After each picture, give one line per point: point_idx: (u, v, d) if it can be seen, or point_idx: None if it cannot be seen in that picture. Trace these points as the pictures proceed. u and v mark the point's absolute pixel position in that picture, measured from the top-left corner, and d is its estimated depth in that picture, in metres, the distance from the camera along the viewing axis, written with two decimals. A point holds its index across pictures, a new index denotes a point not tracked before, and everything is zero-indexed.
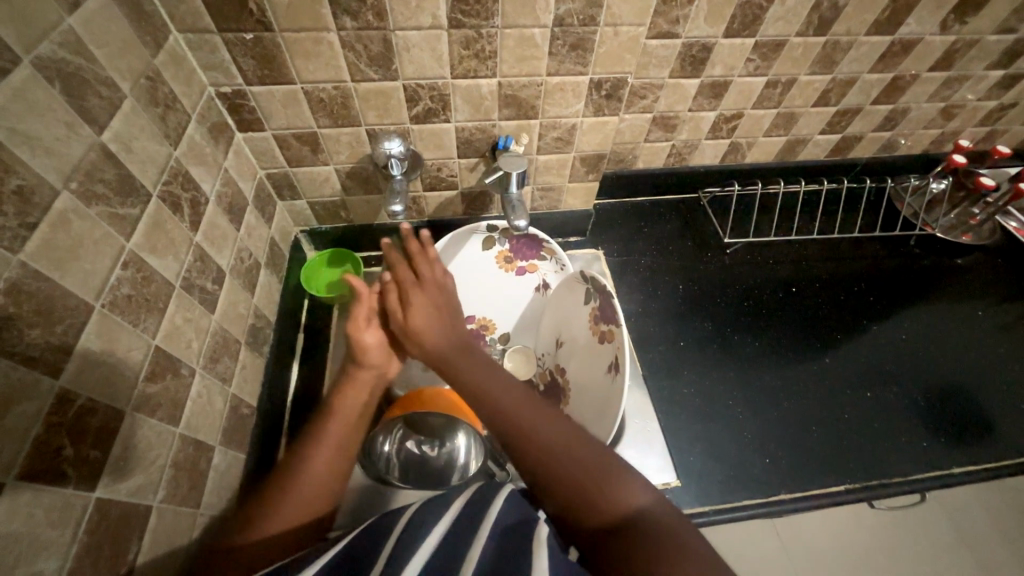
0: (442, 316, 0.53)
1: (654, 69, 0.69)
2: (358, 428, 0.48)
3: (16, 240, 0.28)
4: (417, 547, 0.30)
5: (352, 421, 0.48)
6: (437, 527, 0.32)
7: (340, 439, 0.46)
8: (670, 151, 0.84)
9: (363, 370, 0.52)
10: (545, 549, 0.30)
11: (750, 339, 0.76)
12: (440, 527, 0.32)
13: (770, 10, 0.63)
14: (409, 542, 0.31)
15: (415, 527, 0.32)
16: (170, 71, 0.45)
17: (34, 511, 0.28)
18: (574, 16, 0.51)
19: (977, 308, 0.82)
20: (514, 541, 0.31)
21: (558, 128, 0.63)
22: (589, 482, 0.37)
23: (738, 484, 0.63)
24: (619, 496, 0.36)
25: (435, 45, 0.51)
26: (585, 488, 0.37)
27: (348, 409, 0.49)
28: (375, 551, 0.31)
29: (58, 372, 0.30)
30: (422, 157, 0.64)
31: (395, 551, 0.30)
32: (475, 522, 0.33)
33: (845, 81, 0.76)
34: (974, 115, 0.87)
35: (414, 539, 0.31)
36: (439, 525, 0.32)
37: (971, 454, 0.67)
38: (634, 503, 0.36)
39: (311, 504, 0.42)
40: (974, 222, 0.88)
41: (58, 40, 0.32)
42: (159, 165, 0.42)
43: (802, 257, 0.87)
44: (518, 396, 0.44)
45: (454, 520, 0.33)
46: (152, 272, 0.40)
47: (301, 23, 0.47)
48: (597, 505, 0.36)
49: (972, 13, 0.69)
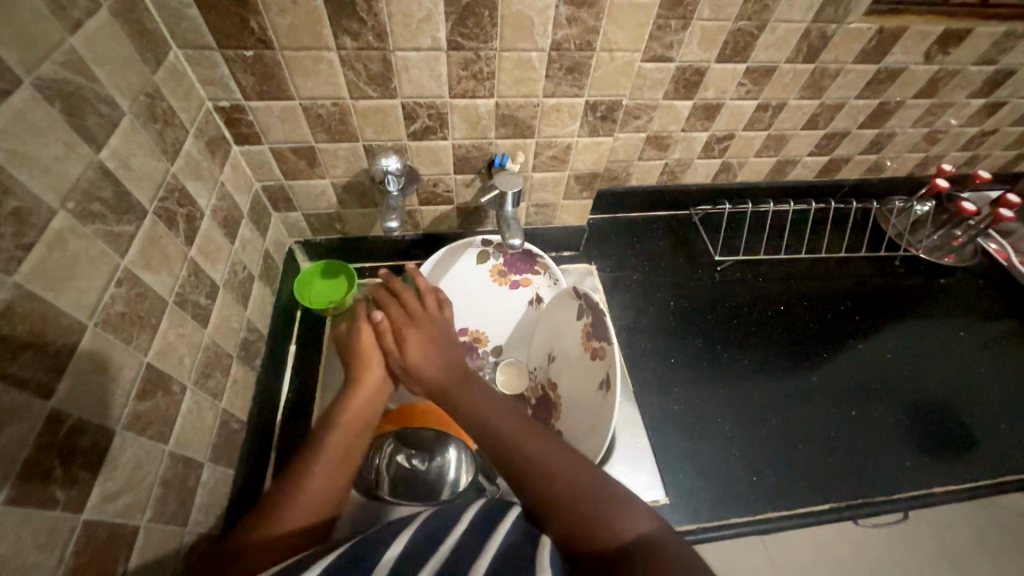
0: (439, 346, 0.55)
1: (648, 91, 0.70)
2: (359, 434, 0.50)
3: (12, 261, 0.28)
4: (425, 553, 0.32)
5: (354, 430, 0.50)
6: (447, 533, 0.34)
7: (346, 448, 0.47)
8: (663, 169, 0.86)
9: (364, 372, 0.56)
10: (549, 569, 0.30)
11: (739, 356, 0.77)
12: (450, 532, 0.34)
13: (762, 38, 0.65)
14: (419, 548, 0.33)
15: (424, 535, 0.34)
16: (168, 87, 0.45)
17: (21, 533, 0.27)
18: (571, 41, 0.52)
19: (959, 328, 0.84)
20: (519, 550, 0.32)
21: (553, 147, 0.64)
22: (594, 508, 0.38)
23: (726, 500, 0.64)
24: (623, 522, 0.37)
25: (434, 65, 0.52)
26: (586, 515, 0.37)
27: (353, 414, 0.51)
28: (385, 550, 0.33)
29: (49, 394, 0.30)
30: (419, 172, 0.64)
31: (405, 553, 0.32)
32: (485, 532, 0.34)
33: (833, 106, 0.78)
34: (956, 140, 0.90)
35: (425, 547, 0.32)
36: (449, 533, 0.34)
37: (952, 472, 0.68)
38: (635, 529, 0.36)
39: (318, 500, 0.43)
40: (956, 243, 0.91)
41: (60, 60, 0.33)
42: (156, 181, 0.42)
43: (791, 275, 0.89)
44: (522, 423, 0.46)
45: (463, 527, 0.35)
46: (146, 288, 0.40)
47: (302, 42, 0.48)
48: (597, 527, 0.36)
49: (954, 45, 0.71)
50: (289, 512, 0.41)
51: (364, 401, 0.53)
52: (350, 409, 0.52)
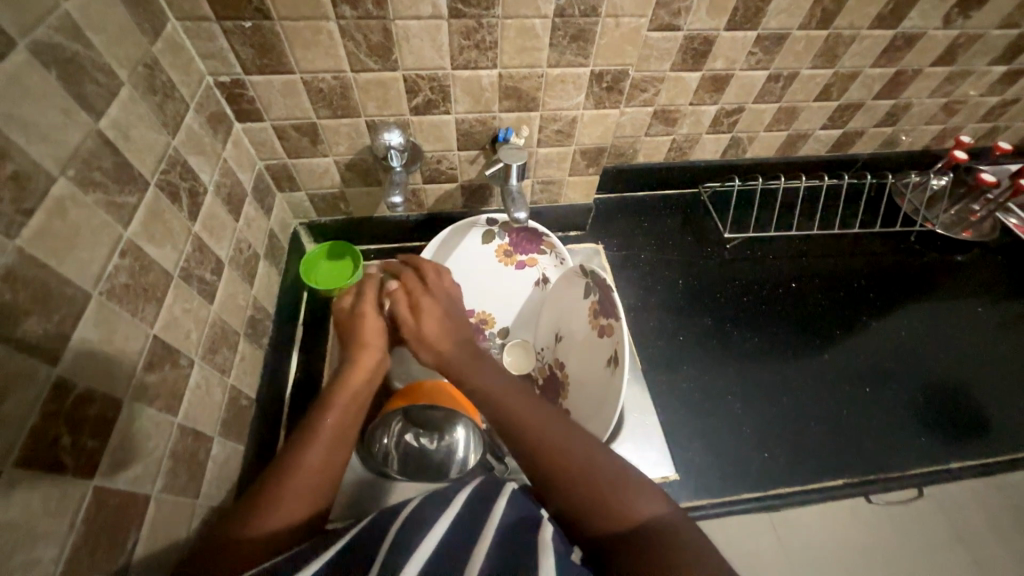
0: (452, 323, 0.56)
1: (655, 62, 0.69)
2: (353, 419, 0.49)
3: (13, 226, 0.28)
4: (419, 540, 0.30)
5: (349, 413, 0.49)
6: (439, 521, 0.33)
7: (339, 432, 0.46)
8: (671, 145, 0.84)
9: (365, 351, 0.55)
10: (551, 548, 0.30)
11: (749, 335, 0.76)
12: (442, 521, 0.33)
13: (773, 3, 0.63)
14: (412, 534, 0.31)
15: (419, 519, 0.33)
16: (167, 59, 0.45)
17: (31, 499, 0.28)
18: (576, 7, 0.50)
19: (976, 305, 0.82)
20: (516, 539, 0.31)
21: (558, 121, 0.63)
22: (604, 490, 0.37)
23: (736, 478, 0.63)
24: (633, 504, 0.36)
25: (435, 35, 0.51)
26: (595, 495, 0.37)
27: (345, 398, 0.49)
28: (376, 548, 0.31)
29: (56, 361, 0.30)
30: (422, 149, 0.64)
31: (398, 543, 0.31)
32: (481, 518, 0.34)
33: (846, 75, 0.76)
34: (975, 111, 0.87)
35: (417, 534, 0.31)
36: (440, 523, 0.33)
37: (966, 449, 0.67)
38: (645, 512, 0.36)
39: (316, 485, 0.42)
40: (974, 217, 0.88)
41: (54, 26, 0.32)
42: (157, 154, 0.42)
43: (803, 252, 0.87)
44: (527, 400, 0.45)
45: (455, 515, 0.34)
46: (150, 261, 0.39)
47: (300, 11, 0.47)
48: (608, 510, 0.36)
49: (976, 7, 0.69)
50: (286, 500, 0.40)
51: (358, 381, 0.52)
52: (345, 390, 0.50)
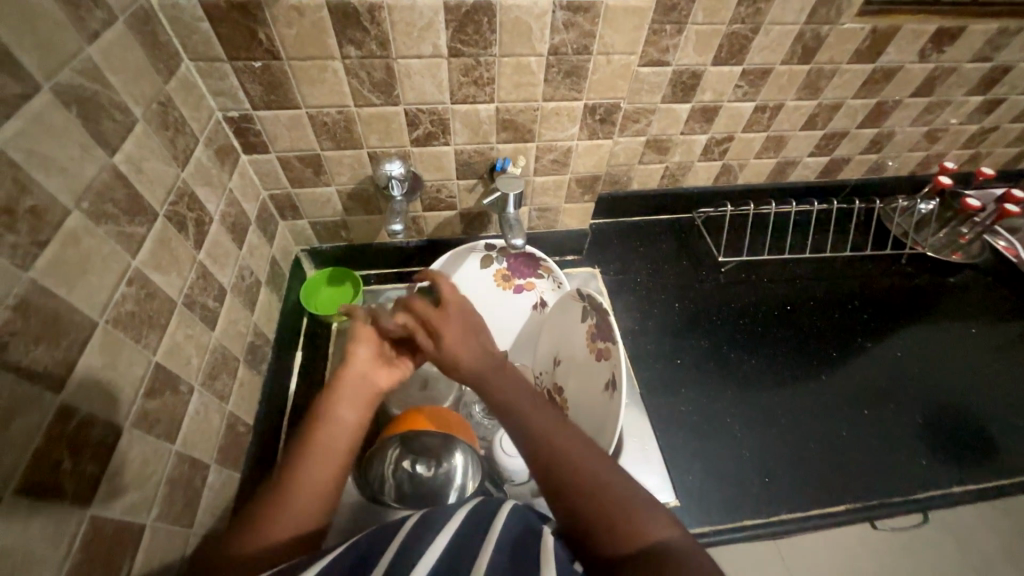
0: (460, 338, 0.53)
1: (646, 95, 0.72)
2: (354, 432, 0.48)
3: (28, 256, 0.29)
4: (419, 556, 0.31)
5: (349, 427, 0.48)
6: (440, 534, 0.33)
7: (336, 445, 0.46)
8: (664, 173, 0.87)
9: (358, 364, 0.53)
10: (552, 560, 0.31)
11: (746, 357, 0.77)
12: (441, 535, 0.33)
13: (755, 40, 0.66)
14: (412, 549, 0.31)
15: (420, 530, 0.34)
16: (180, 97, 0.47)
17: (29, 526, 0.27)
18: (568, 46, 0.53)
19: (970, 326, 0.83)
20: (517, 551, 0.31)
21: (554, 151, 0.65)
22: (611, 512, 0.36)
23: (739, 504, 0.62)
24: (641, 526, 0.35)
25: (435, 72, 0.54)
26: (605, 517, 0.36)
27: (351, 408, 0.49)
28: (378, 556, 0.32)
29: (60, 387, 0.30)
30: (422, 178, 0.66)
31: (398, 558, 0.31)
32: (481, 530, 0.34)
33: (830, 106, 0.79)
34: (957, 139, 0.90)
35: (419, 545, 0.32)
36: (440, 534, 0.33)
37: (971, 473, 0.66)
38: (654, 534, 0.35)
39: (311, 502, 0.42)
40: (964, 240, 0.90)
41: (76, 68, 0.34)
42: (167, 186, 0.43)
43: (797, 275, 0.88)
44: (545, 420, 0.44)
45: (456, 529, 0.34)
46: (156, 289, 0.40)
47: (307, 52, 0.50)
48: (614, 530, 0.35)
49: (949, 43, 0.72)
50: (283, 517, 0.40)
51: (354, 395, 0.51)
52: (343, 404, 0.49)
